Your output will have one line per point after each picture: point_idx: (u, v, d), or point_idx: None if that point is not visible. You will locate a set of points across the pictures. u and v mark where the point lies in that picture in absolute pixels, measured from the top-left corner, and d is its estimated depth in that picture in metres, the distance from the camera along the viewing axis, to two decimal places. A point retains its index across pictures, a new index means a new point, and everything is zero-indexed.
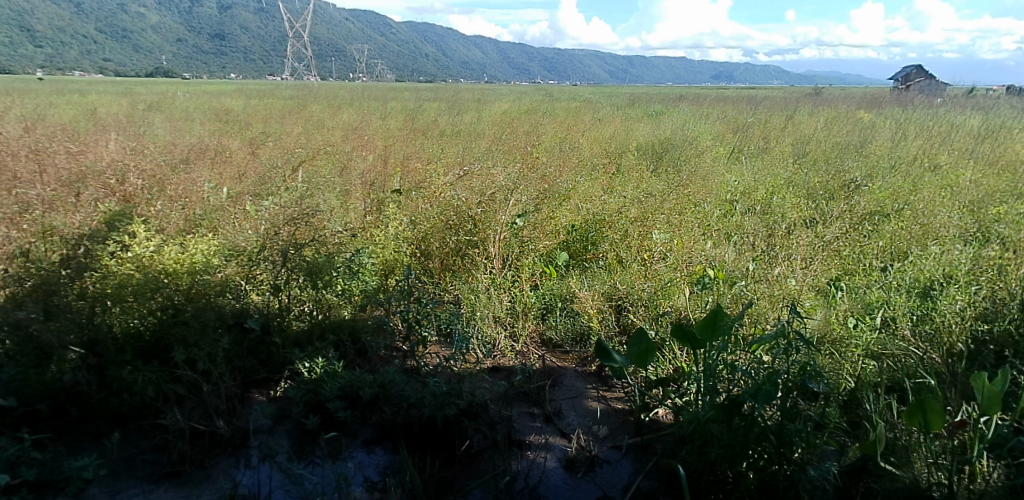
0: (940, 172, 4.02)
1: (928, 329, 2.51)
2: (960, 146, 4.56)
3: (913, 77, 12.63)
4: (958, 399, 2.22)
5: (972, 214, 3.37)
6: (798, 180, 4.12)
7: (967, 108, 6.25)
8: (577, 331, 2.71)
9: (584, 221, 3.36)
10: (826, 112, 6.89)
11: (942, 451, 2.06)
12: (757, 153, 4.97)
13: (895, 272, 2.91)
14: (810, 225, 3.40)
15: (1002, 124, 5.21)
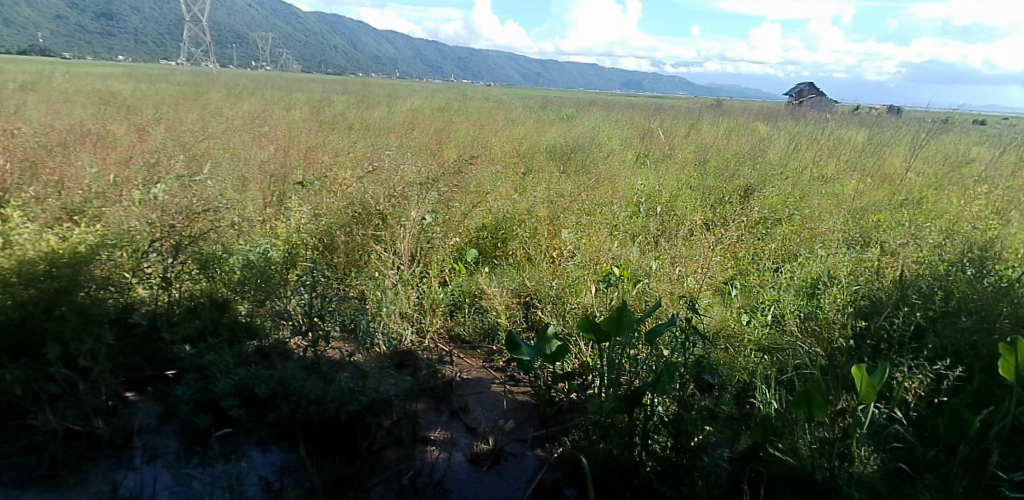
0: (826, 181, 4.33)
1: (815, 325, 2.67)
2: (845, 159, 4.93)
3: (806, 93, 13.64)
4: (839, 389, 2.38)
5: (854, 220, 3.63)
6: (699, 185, 4.32)
7: (855, 124, 6.77)
8: (484, 326, 2.73)
9: (494, 220, 3.38)
10: (727, 122, 7.29)
11: (824, 438, 2.22)
12: (661, 159, 5.19)
13: (785, 272, 3.11)
14: (708, 227, 3.58)
15: (882, 138, 5.68)
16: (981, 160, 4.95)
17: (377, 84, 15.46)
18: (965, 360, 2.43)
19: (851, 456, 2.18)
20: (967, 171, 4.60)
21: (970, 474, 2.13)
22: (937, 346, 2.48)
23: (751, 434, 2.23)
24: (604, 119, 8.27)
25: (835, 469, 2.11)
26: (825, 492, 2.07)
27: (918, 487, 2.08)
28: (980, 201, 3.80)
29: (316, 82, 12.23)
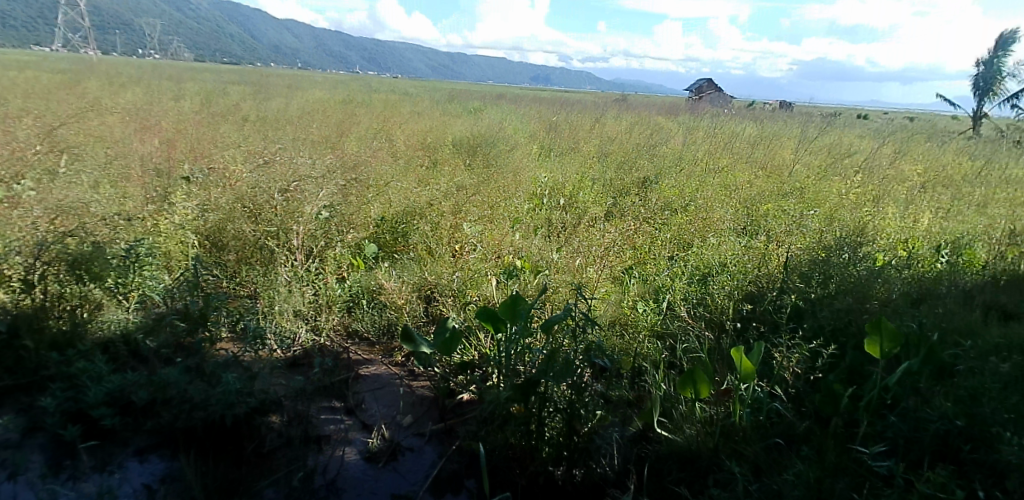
0: (722, 172, 4.55)
1: (704, 312, 2.79)
2: (738, 150, 5.20)
3: (704, 89, 14.21)
4: (723, 370, 2.54)
5: (745, 209, 3.84)
6: (601, 178, 4.44)
7: (753, 117, 7.15)
8: (384, 322, 2.72)
9: (395, 214, 3.40)
10: (631, 117, 7.54)
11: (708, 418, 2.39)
12: (565, 152, 5.31)
13: (678, 261, 3.25)
14: (608, 218, 3.69)
15: (773, 131, 6.03)
16: (860, 150, 5.36)
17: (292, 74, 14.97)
18: (840, 339, 2.61)
19: (737, 432, 2.32)
20: (847, 161, 4.96)
21: (841, 444, 2.29)
22: (814, 326, 2.65)
23: (640, 417, 2.41)
24: (519, 113, 8.35)
25: (719, 445, 2.30)
26: (708, 467, 2.25)
27: (794, 458, 2.23)
28: (854, 190, 4.12)
29: (220, 72, 11.69)
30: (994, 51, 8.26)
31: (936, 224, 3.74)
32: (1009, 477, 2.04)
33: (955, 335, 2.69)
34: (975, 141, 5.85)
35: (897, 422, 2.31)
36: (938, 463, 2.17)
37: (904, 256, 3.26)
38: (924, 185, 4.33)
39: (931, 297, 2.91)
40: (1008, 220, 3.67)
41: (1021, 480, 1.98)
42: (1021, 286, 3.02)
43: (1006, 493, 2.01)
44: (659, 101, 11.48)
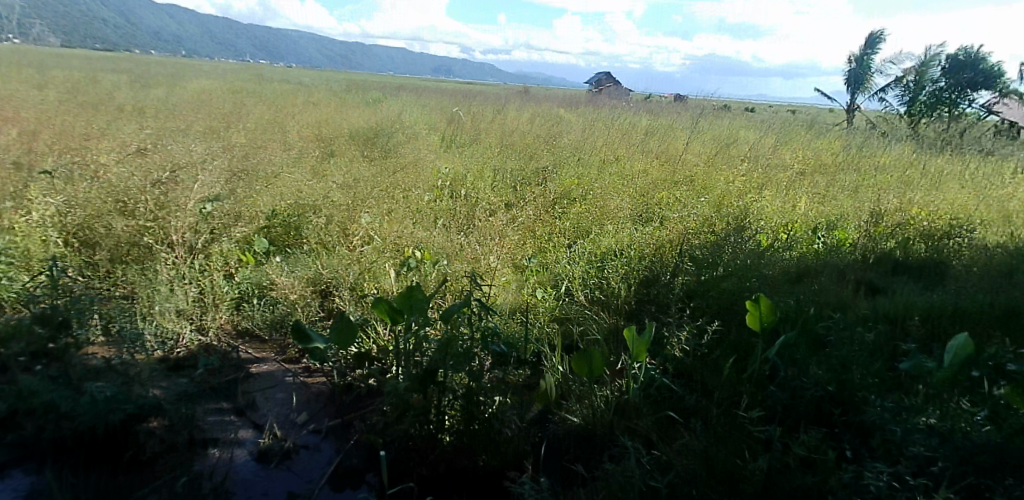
0: (621, 162, 4.73)
1: (601, 297, 2.91)
2: (633, 140, 5.43)
3: (605, 82, 14.66)
4: (619, 350, 2.65)
5: (641, 198, 4.01)
6: (503, 168, 4.51)
7: (651, 109, 7.47)
8: (275, 317, 2.70)
9: (287, 207, 3.37)
10: (534, 108, 7.71)
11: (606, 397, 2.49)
12: (467, 143, 5.36)
13: (576, 248, 3.34)
14: (510, 209, 3.75)
15: (667, 122, 6.34)
16: (747, 140, 5.73)
17: (190, 63, 14.14)
18: (725, 316, 2.78)
19: (631, 409, 2.44)
20: (734, 150, 5.29)
21: (727, 412, 2.43)
22: (702, 306, 2.84)
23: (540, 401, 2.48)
24: (428, 104, 8.30)
25: (614, 423, 2.41)
26: (604, 444, 2.37)
27: (683, 430, 2.37)
28: (739, 177, 4.41)
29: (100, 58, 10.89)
30: (865, 50, 9.07)
31: (812, 208, 4.06)
32: (873, 435, 2.25)
33: (829, 308, 2.93)
34: (849, 131, 6.40)
35: (777, 390, 2.49)
36: (812, 426, 2.36)
37: (785, 239, 3.53)
38: (801, 173, 4.69)
39: (808, 274, 3.15)
40: (873, 202, 4.04)
41: (883, 437, 2.20)
42: (885, 263, 3.33)
43: (871, 450, 2.24)
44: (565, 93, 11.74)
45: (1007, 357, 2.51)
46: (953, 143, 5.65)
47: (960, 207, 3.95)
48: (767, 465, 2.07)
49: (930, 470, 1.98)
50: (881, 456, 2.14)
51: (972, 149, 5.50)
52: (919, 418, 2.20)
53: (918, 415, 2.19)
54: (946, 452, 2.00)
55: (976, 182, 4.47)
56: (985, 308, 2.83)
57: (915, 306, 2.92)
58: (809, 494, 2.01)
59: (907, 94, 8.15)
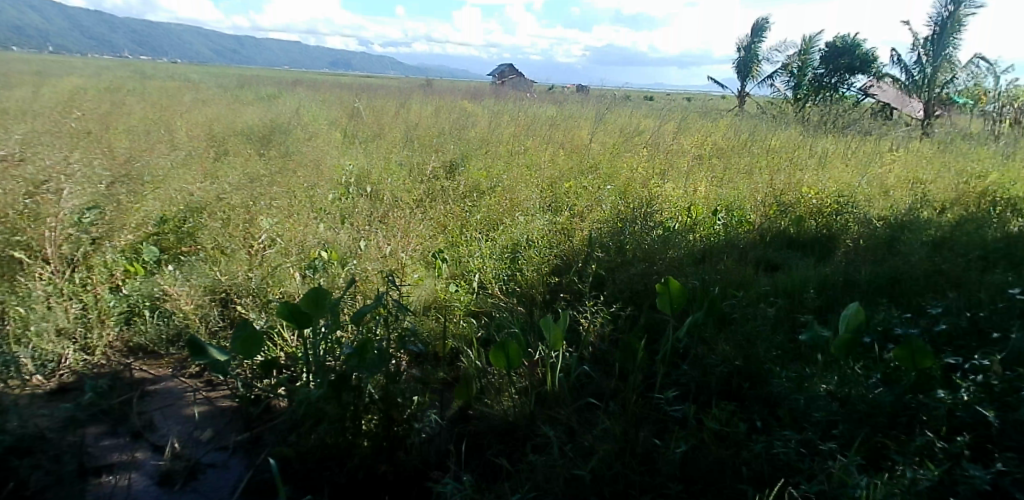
0: (528, 153, 4.76)
1: (516, 288, 2.92)
2: (538, 131, 5.51)
3: (507, 75, 14.82)
4: (535, 341, 2.68)
5: (550, 189, 4.07)
6: (409, 163, 4.44)
7: (557, 99, 7.60)
8: (171, 331, 2.56)
9: (177, 212, 3.29)
10: (440, 99, 7.66)
11: (524, 389, 2.53)
12: (370, 138, 5.24)
13: (488, 241, 3.33)
14: (420, 205, 3.69)
15: (572, 113, 6.47)
16: (648, 128, 5.94)
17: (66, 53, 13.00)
18: (637, 300, 2.87)
19: (551, 398, 2.47)
20: (638, 138, 5.45)
21: (641, 395, 2.53)
22: (614, 292, 2.90)
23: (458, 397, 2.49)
24: (328, 98, 8.01)
25: (535, 414, 2.43)
26: (528, 434, 2.38)
27: (603, 416, 2.42)
28: (643, 164, 4.54)
29: None
30: (752, 39, 9.85)
31: (711, 191, 4.25)
32: (779, 405, 2.45)
33: (733, 286, 3.06)
34: (744, 116, 6.75)
35: (688, 369, 2.60)
36: (722, 401, 2.51)
37: (687, 223, 3.68)
38: (699, 158, 4.91)
39: (712, 255, 3.31)
40: (767, 183, 4.27)
41: (789, 407, 2.38)
42: (780, 240, 3.54)
43: (778, 419, 2.41)
44: (470, 85, 11.71)
45: (894, 322, 2.73)
46: (835, 124, 6.07)
47: (843, 184, 4.25)
48: (686, 444, 2.25)
49: (833, 433, 2.24)
50: (788, 424, 2.35)
51: (852, 129, 5.92)
52: (819, 385, 2.45)
53: (818, 382, 2.43)
54: (846, 414, 2.29)
55: (857, 159, 4.81)
56: (872, 277, 3.06)
57: (811, 279, 3.10)
58: (724, 465, 2.18)
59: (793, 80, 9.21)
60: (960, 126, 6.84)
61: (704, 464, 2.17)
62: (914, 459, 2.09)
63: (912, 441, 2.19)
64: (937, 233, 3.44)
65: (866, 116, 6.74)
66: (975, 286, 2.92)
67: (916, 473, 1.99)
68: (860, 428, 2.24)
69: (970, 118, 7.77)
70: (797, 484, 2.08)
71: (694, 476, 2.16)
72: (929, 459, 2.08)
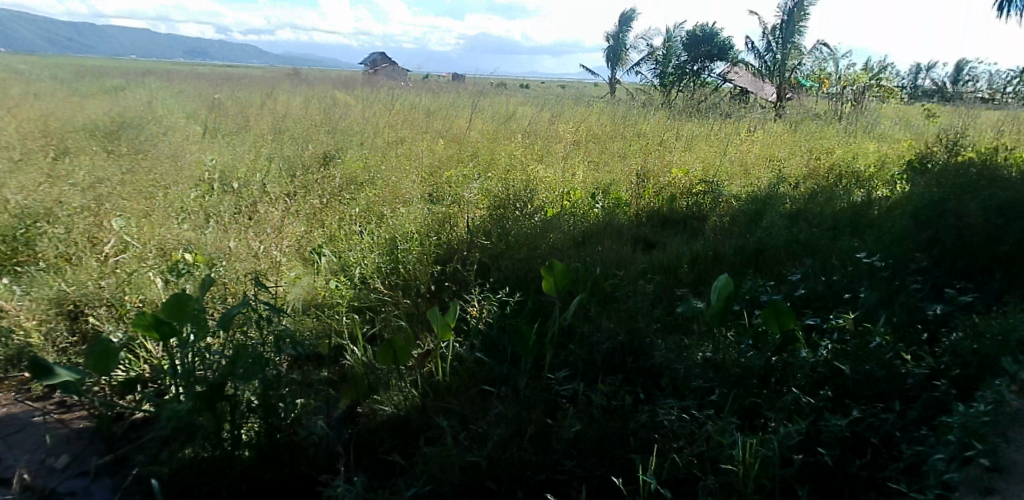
0: (407, 144, 4.69)
1: (398, 281, 2.86)
2: (417, 120, 5.45)
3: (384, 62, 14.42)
4: (423, 332, 2.66)
5: (430, 178, 4.02)
6: (279, 158, 4.23)
7: (437, 86, 7.54)
8: (8, 352, 2.30)
9: (8, 217, 2.89)
10: (315, 84, 7.33)
11: (415, 382, 2.48)
12: (235, 131, 4.93)
13: (370, 233, 3.23)
14: (293, 200, 3.52)
15: (450, 101, 6.46)
16: (525, 115, 6.07)
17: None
18: (523, 285, 2.92)
19: (442, 388, 2.45)
20: (515, 126, 5.53)
21: (533, 376, 2.55)
22: (500, 278, 2.94)
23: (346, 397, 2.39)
24: (186, 81, 7.36)
25: (425, 405, 2.40)
26: (420, 428, 2.35)
27: (496, 400, 2.42)
28: (520, 151, 4.61)
29: None
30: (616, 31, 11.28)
31: (588, 176, 4.40)
32: (661, 375, 2.59)
33: (615, 265, 3.17)
34: (619, 103, 7.02)
35: (576, 349, 2.65)
36: (609, 375, 2.59)
37: (567, 207, 3.80)
38: (575, 143, 5.07)
39: (592, 237, 3.42)
40: (639, 166, 4.48)
41: (670, 376, 2.53)
42: (654, 220, 3.73)
43: (661, 389, 2.55)
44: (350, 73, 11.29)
45: (760, 288, 2.94)
46: (698, 109, 6.49)
47: (708, 165, 4.53)
48: (577, 421, 2.33)
49: (710, 398, 2.42)
50: (671, 393, 2.49)
51: (716, 113, 6.34)
52: (697, 352, 2.60)
53: (696, 351, 2.58)
54: (721, 379, 2.46)
55: (720, 142, 5.15)
56: (738, 249, 3.29)
57: (685, 254, 3.28)
58: (613, 438, 2.31)
59: (658, 65, 10.04)
60: (809, 109, 7.52)
61: (597, 437, 2.26)
62: (784, 416, 2.31)
63: (782, 398, 2.42)
64: (791, 206, 3.76)
65: (729, 102, 7.23)
66: (827, 252, 3.21)
67: (786, 429, 2.23)
68: (734, 389, 2.42)
69: (817, 101, 8.60)
70: (679, 449, 2.24)
71: (586, 451, 2.27)
72: (797, 413, 2.33)
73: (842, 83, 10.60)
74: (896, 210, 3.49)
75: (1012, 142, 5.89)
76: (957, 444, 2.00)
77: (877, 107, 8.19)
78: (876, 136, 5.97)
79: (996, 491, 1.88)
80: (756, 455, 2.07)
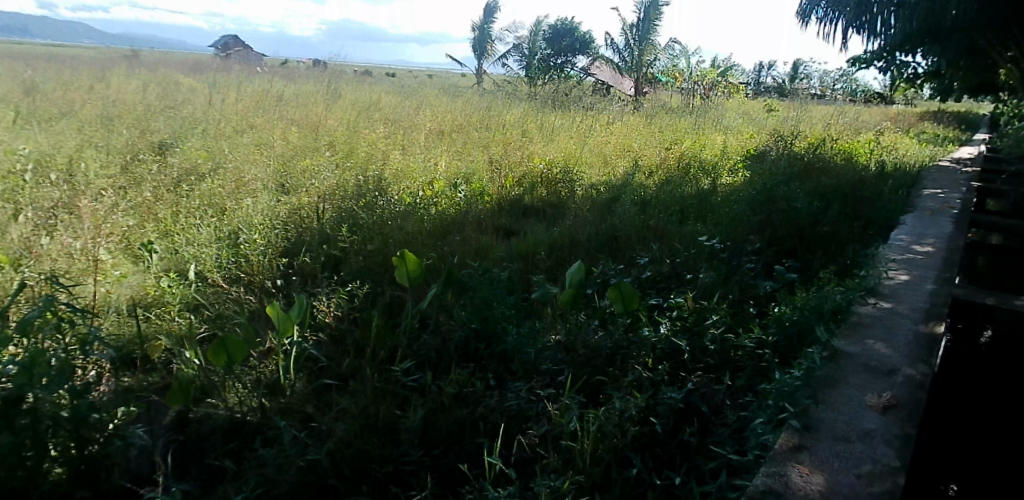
0: (257, 140, 4.54)
1: (240, 275, 2.83)
2: (274, 109, 5.43)
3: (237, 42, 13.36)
4: (264, 329, 2.58)
5: (282, 167, 4.02)
6: (105, 148, 3.85)
7: (302, 72, 7.34)
8: None
9: None
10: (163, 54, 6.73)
11: (255, 383, 2.37)
12: (60, 106, 4.38)
13: (209, 226, 3.14)
14: (116, 190, 3.23)
15: (311, 90, 6.44)
16: (388, 107, 6.14)
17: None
18: (375, 278, 2.95)
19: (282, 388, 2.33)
20: (377, 116, 5.60)
21: (378, 368, 2.49)
22: (351, 272, 2.96)
23: (173, 403, 2.17)
24: None
25: (265, 406, 2.27)
26: (257, 429, 2.22)
27: (341, 396, 2.34)
28: (382, 140, 4.73)
29: None
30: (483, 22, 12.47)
31: (450, 165, 4.46)
32: (512, 359, 2.62)
33: (472, 255, 3.23)
34: (487, 98, 7.14)
35: (428, 338, 2.62)
36: (461, 364, 2.59)
37: (429, 198, 3.82)
38: (436, 134, 5.20)
39: (453, 228, 3.47)
40: (501, 156, 4.63)
41: (521, 360, 2.57)
42: (513, 210, 3.87)
43: (513, 373, 2.58)
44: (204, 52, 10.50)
45: (610, 273, 3.08)
46: (560, 104, 6.85)
47: (566, 155, 4.72)
48: (424, 410, 2.28)
49: (557, 379, 2.47)
50: (520, 376, 2.53)
51: (578, 108, 6.70)
52: (548, 336, 2.67)
53: (547, 335, 2.65)
54: (569, 361, 2.53)
55: (580, 134, 5.42)
56: (593, 235, 3.44)
57: (542, 242, 3.39)
58: (463, 424, 2.30)
59: (522, 59, 11.97)
60: (665, 102, 8.05)
61: (444, 427, 2.25)
62: (626, 392, 2.38)
63: (625, 376, 2.49)
64: (643, 193, 3.99)
65: (594, 97, 7.57)
66: (673, 237, 3.42)
67: (626, 403, 2.29)
68: (579, 369, 2.49)
69: (671, 96, 9.34)
70: (526, 430, 2.26)
71: (434, 440, 2.23)
72: (636, 389, 2.40)
73: (695, 80, 11.58)
74: (733, 196, 3.81)
75: (835, 133, 6.64)
76: (773, 409, 2.12)
77: (727, 103, 8.99)
78: (723, 128, 6.53)
79: (804, 447, 1.84)
80: (595, 430, 2.12)
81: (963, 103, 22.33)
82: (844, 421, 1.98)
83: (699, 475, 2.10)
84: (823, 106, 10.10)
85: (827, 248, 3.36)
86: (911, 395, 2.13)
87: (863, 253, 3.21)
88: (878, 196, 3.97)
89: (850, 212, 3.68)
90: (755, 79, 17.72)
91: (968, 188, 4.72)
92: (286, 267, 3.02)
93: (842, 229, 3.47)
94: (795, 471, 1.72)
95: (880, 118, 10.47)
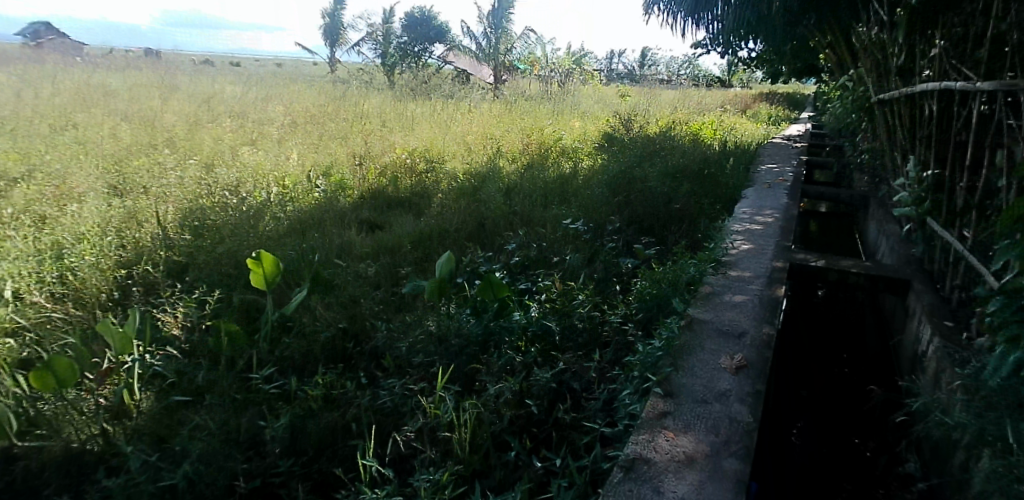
0: (80, 140, 4.08)
1: (67, 292, 2.54)
2: (100, 107, 5.01)
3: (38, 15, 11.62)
4: (100, 348, 2.37)
5: (112, 168, 3.73)
6: None
7: (132, 59, 6.73)
8: None
9: None
10: None
11: (94, 409, 2.10)
12: None
13: (25, 239, 2.77)
14: None
15: (143, 84, 5.99)
16: (234, 103, 5.85)
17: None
18: (229, 284, 2.79)
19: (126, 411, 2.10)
20: (223, 111, 5.35)
21: (238, 379, 2.34)
22: (200, 277, 2.78)
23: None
24: None
25: (107, 433, 2.02)
26: (100, 459, 1.97)
27: (196, 411, 2.14)
28: (231, 136, 4.60)
29: None
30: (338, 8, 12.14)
31: (307, 161, 4.32)
32: (384, 356, 2.59)
33: (336, 253, 3.15)
34: (344, 88, 6.96)
35: (292, 343, 2.50)
36: (329, 366, 2.49)
37: (287, 196, 3.67)
38: (288, 128, 5.04)
39: (313, 227, 3.37)
40: (362, 148, 4.56)
41: (393, 356, 2.53)
42: (377, 202, 3.82)
43: (384, 370, 2.53)
44: None
45: (480, 261, 3.13)
46: (420, 93, 6.85)
47: (427, 144, 4.73)
48: (292, 417, 2.14)
49: (431, 371, 2.44)
50: (393, 372, 2.49)
51: (438, 96, 6.74)
52: (419, 328, 2.64)
53: (418, 328, 2.61)
54: (441, 351, 2.50)
55: (442, 122, 5.44)
56: (461, 224, 3.49)
57: (408, 234, 3.36)
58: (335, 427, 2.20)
59: (378, 46, 11.81)
60: (525, 89, 8.26)
61: (315, 432, 2.13)
62: (500, 376, 2.39)
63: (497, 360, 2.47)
64: (506, 181, 4.09)
65: (454, 85, 7.64)
66: (540, 222, 3.52)
67: (500, 387, 2.31)
68: (453, 359, 2.46)
69: (531, 83, 9.65)
70: (401, 426, 2.20)
71: (304, 448, 2.11)
72: (511, 372, 2.43)
73: (552, 68, 12.06)
74: (592, 180, 4.00)
75: (684, 116, 7.17)
76: (639, 379, 2.23)
77: (584, 89, 9.44)
78: (581, 113, 6.85)
79: (669, 412, 1.95)
80: (472, 418, 2.12)
81: (790, 86, 25.08)
82: (702, 384, 2.12)
83: (573, 450, 2.13)
84: (671, 90, 10.93)
85: (680, 223, 3.62)
86: (757, 355, 2.31)
87: (711, 227, 3.49)
88: (722, 174, 4.34)
89: (698, 189, 3.99)
90: (611, 65, 18.75)
91: (797, 163, 5.29)
92: (125, 278, 2.77)
93: (693, 206, 3.75)
94: (662, 436, 1.81)
95: (720, 101, 11.53)
